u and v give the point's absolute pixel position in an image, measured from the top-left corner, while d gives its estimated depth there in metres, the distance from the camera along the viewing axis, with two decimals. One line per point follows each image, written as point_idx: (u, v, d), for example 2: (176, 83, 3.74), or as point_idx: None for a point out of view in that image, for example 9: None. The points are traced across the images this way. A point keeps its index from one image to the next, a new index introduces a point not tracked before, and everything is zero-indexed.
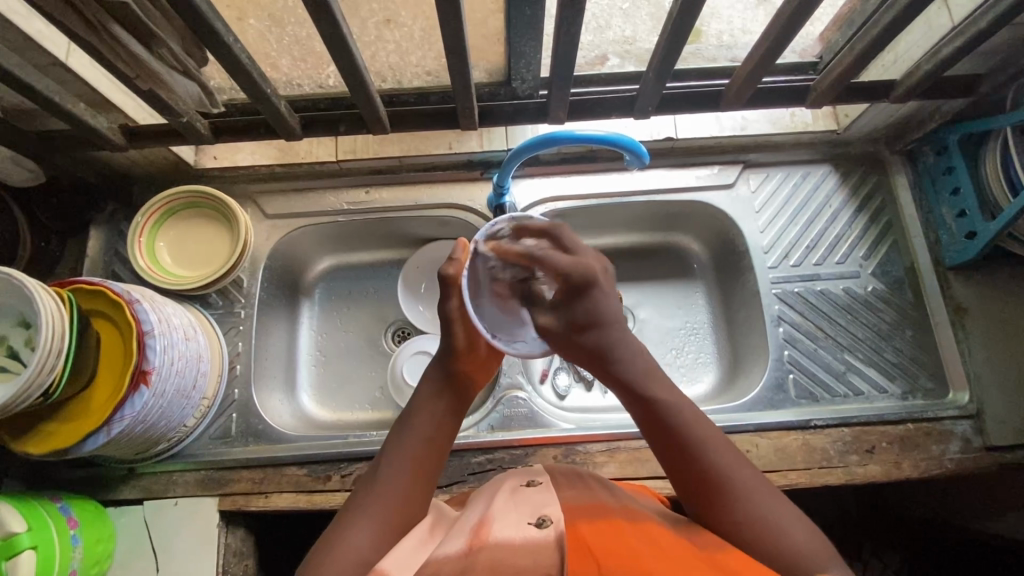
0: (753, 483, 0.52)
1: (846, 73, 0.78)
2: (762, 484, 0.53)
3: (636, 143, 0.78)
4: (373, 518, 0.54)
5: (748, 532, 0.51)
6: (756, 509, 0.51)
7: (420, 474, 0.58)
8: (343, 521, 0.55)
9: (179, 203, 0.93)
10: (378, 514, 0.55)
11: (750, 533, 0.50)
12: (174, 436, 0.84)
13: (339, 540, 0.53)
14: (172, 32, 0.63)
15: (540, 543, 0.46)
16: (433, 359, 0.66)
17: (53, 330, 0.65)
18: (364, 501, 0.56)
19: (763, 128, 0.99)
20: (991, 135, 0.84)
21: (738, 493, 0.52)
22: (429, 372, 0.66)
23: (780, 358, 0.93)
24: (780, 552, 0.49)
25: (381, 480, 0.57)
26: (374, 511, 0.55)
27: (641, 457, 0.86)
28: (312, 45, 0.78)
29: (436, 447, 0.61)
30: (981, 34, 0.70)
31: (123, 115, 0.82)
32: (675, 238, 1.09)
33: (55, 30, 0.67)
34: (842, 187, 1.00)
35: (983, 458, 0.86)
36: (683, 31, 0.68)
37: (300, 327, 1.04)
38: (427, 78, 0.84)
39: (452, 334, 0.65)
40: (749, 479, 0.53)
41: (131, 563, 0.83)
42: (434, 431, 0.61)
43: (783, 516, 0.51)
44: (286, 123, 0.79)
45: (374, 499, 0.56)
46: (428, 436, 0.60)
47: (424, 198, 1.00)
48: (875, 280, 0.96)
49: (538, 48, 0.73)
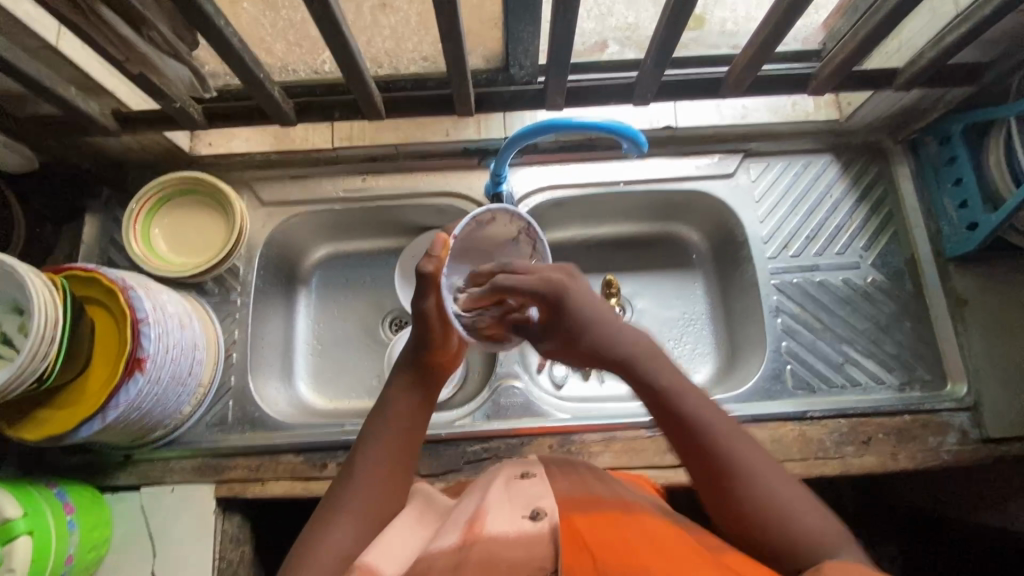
0: (767, 469, 0.53)
1: (848, 61, 0.76)
2: (774, 468, 0.53)
3: (635, 130, 0.77)
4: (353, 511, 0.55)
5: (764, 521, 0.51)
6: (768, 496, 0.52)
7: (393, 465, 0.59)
8: (325, 514, 0.56)
9: (173, 189, 0.93)
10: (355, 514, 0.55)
11: (766, 521, 0.51)
12: (170, 423, 0.84)
13: (321, 535, 0.53)
14: (162, 14, 0.62)
15: (534, 536, 0.46)
16: (407, 351, 0.66)
17: (46, 316, 0.65)
18: (343, 495, 0.57)
19: (763, 117, 0.98)
20: (995, 124, 0.83)
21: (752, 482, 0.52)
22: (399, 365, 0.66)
23: (777, 350, 0.93)
24: (793, 535, 0.50)
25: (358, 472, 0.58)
26: (354, 505, 0.56)
27: (637, 447, 0.86)
28: (307, 29, 0.76)
29: (408, 438, 0.62)
30: (986, 21, 0.69)
31: (116, 100, 0.81)
32: (674, 228, 1.08)
33: (44, 12, 0.66)
34: (843, 176, 0.99)
35: (979, 451, 0.86)
36: (684, 15, 0.66)
37: (296, 316, 1.04)
38: (423, 64, 0.83)
39: (429, 330, 0.65)
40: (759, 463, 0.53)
41: (128, 549, 0.84)
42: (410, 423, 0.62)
43: (799, 502, 0.52)
44: (281, 109, 0.78)
45: (353, 492, 0.56)
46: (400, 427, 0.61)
47: (421, 186, 0.99)
48: (875, 271, 0.96)
49: (536, 34, 0.72)
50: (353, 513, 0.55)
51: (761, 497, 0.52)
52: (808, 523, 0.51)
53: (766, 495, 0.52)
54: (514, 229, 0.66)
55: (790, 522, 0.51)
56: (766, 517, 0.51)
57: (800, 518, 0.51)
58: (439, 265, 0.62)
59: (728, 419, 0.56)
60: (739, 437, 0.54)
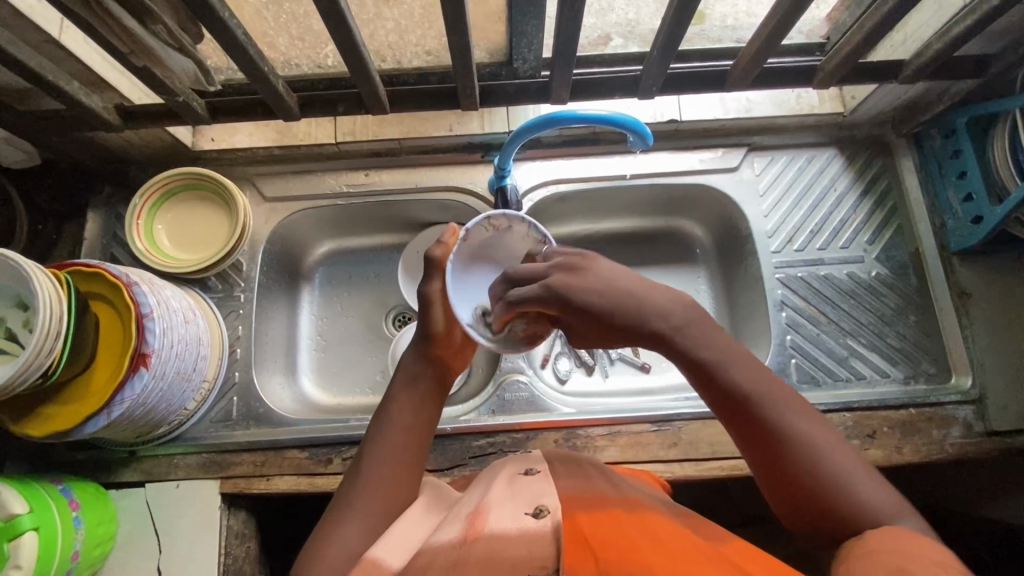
0: (822, 434, 0.50)
1: (854, 53, 0.76)
2: (827, 431, 0.51)
3: (640, 123, 0.77)
4: (361, 511, 0.54)
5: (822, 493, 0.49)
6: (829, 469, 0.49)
7: (399, 464, 0.58)
8: (333, 516, 0.55)
9: (177, 184, 0.92)
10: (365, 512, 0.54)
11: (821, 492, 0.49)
12: (174, 419, 0.84)
13: (329, 536, 0.53)
14: (167, 7, 0.62)
15: (536, 533, 0.46)
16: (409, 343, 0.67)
17: (51, 311, 0.65)
18: (350, 496, 0.56)
19: (768, 110, 0.97)
20: (1000, 117, 0.83)
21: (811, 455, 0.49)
22: (404, 362, 0.66)
23: (782, 343, 0.93)
24: (852, 505, 0.48)
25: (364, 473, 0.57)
26: (361, 505, 0.55)
27: (642, 441, 0.86)
28: (310, 23, 0.76)
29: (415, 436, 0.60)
30: (993, 12, 0.69)
31: (118, 95, 0.80)
32: (677, 222, 1.08)
33: (47, 5, 0.66)
34: (847, 169, 0.99)
35: (984, 444, 0.86)
36: (690, 7, 0.66)
37: (300, 312, 1.04)
38: (426, 58, 0.83)
39: (430, 317, 0.67)
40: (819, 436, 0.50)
41: (134, 545, 0.83)
42: (415, 419, 0.61)
43: (852, 465, 0.50)
44: (284, 103, 0.77)
45: (360, 493, 0.56)
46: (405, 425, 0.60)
47: (424, 181, 0.99)
48: (879, 265, 0.96)
49: (540, 27, 0.71)
50: (361, 513, 0.54)
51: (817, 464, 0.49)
52: (861, 484, 0.49)
53: (821, 461, 0.49)
54: (531, 242, 0.67)
55: (847, 487, 0.49)
56: (823, 484, 0.49)
57: (858, 486, 0.49)
58: (447, 251, 0.67)
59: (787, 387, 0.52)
60: (794, 406, 0.51)
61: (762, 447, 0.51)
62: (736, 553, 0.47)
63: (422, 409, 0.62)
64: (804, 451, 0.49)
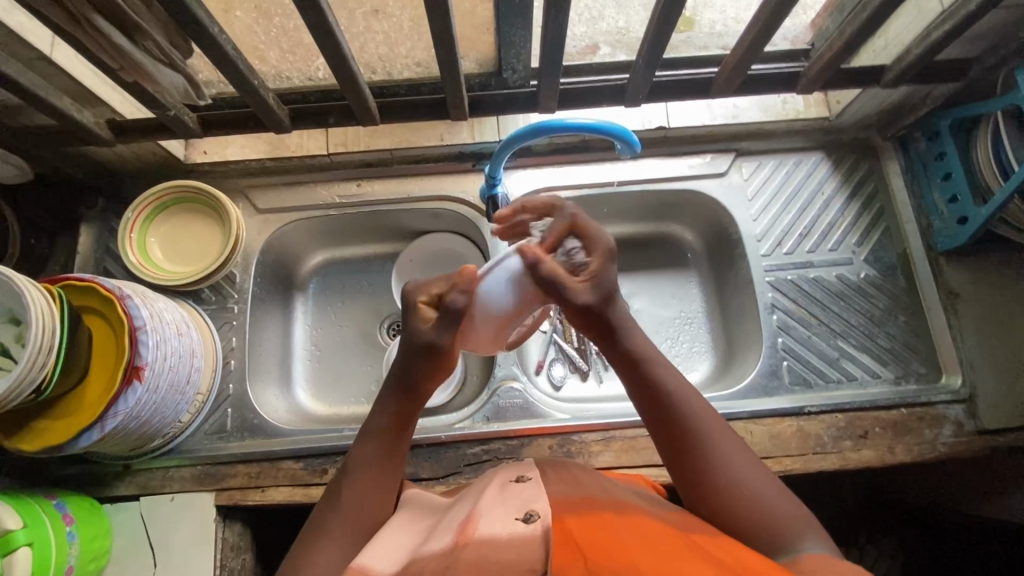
0: (741, 457, 0.57)
1: (835, 59, 0.77)
2: (747, 456, 0.58)
3: (627, 131, 0.78)
4: (341, 538, 0.56)
5: (742, 506, 0.55)
6: (747, 491, 0.55)
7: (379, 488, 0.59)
8: (313, 536, 0.56)
9: (169, 199, 0.93)
10: (346, 538, 0.56)
11: (740, 506, 0.55)
12: (168, 432, 0.84)
13: (303, 562, 0.53)
14: (157, 24, 0.62)
15: (526, 537, 0.47)
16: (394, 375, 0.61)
17: (44, 326, 0.65)
18: (327, 527, 0.57)
19: (755, 116, 0.99)
20: (982, 119, 0.84)
21: (726, 469, 0.56)
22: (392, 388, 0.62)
23: (774, 346, 0.93)
24: (767, 520, 0.54)
25: (341, 504, 0.58)
26: (341, 533, 0.56)
27: (636, 446, 0.86)
28: (300, 36, 0.77)
29: (388, 463, 0.60)
30: (971, 16, 0.70)
31: (110, 110, 0.81)
32: (669, 228, 1.10)
33: (39, 24, 0.67)
34: (834, 173, 1.00)
35: (975, 442, 0.87)
36: (672, 15, 0.67)
37: (294, 323, 1.04)
38: (417, 70, 0.85)
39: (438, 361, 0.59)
40: (732, 451, 0.57)
41: (127, 559, 0.83)
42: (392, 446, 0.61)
43: (768, 489, 0.56)
44: (274, 115, 0.78)
45: (342, 520, 0.57)
46: (374, 458, 0.60)
47: (416, 190, 0.99)
48: (868, 266, 0.97)
49: (528, 38, 0.73)
50: (341, 547, 0.55)
51: (730, 476, 0.56)
52: (781, 510, 0.54)
53: (736, 476, 0.56)
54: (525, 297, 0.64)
55: (766, 514, 0.54)
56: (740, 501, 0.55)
57: (774, 508, 0.54)
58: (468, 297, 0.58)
59: (706, 407, 0.60)
60: (720, 431, 0.58)
61: (678, 452, 0.58)
62: (722, 553, 0.47)
63: (398, 443, 0.61)
64: (721, 468, 0.56)
